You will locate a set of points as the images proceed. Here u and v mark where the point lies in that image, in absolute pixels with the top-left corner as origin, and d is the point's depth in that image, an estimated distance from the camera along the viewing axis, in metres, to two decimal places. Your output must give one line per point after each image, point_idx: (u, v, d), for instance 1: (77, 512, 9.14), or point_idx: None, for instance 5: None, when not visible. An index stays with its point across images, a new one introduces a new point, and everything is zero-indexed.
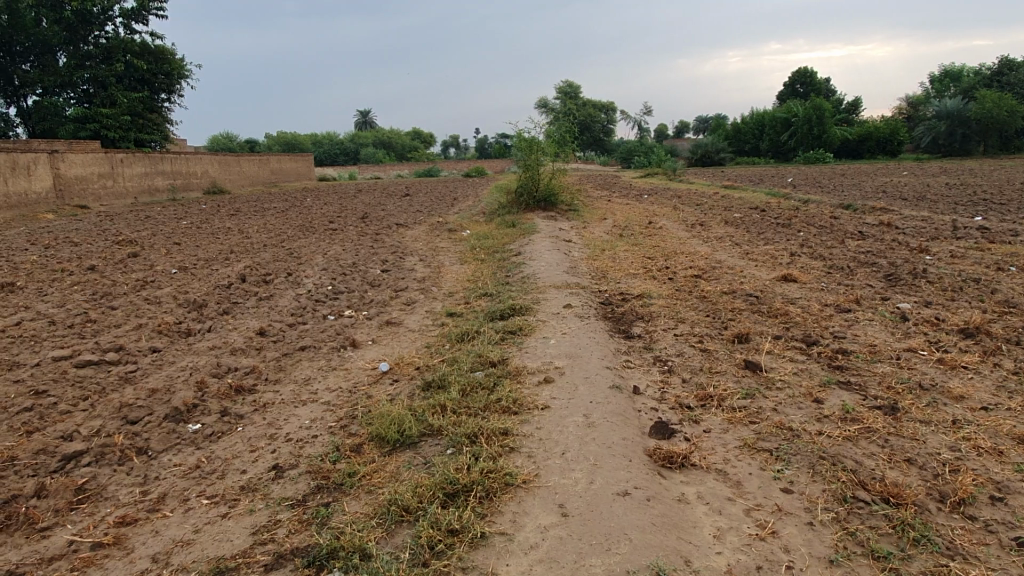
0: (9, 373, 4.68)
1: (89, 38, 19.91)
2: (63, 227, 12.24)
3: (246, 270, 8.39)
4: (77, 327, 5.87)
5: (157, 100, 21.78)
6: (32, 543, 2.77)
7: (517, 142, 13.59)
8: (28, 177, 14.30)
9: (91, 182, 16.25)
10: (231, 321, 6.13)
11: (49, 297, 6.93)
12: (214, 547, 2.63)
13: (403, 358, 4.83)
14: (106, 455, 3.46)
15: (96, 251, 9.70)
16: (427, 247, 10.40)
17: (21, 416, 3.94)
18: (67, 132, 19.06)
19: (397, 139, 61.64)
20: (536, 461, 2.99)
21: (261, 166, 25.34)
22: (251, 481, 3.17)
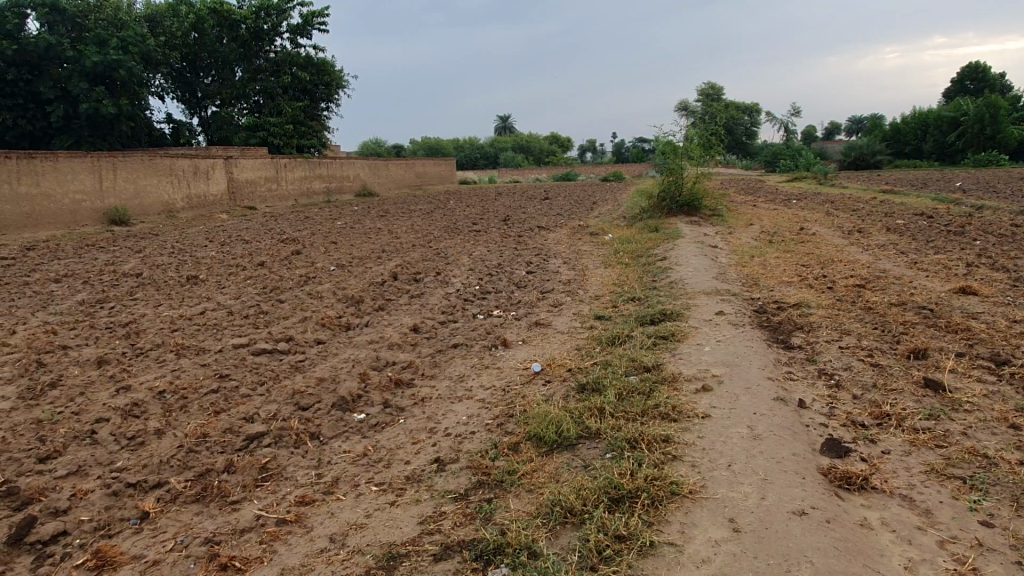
0: (197, 357, 5.15)
1: (261, 53, 21.70)
2: (236, 226, 13.34)
3: (398, 268, 8.77)
4: (251, 317, 6.37)
5: (318, 108, 23.28)
6: (225, 514, 3.02)
7: (661, 145, 13.38)
8: (206, 180, 15.76)
9: (259, 185, 17.63)
10: (386, 317, 6.42)
11: (226, 289, 7.57)
12: (386, 533, 2.75)
13: (554, 359, 4.85)
14: (284, 437, 3.72)
15: (265, 248, 10.50)
16: (569, 250, 10.44)
17: (208, 397, 4.31)
18: (239, 139, 20.83)
19: (536, 143, 62.47)
20: (700, 470, 2.89)
21: (408, 169, 26.44)
22: (416, 472, 3.29)
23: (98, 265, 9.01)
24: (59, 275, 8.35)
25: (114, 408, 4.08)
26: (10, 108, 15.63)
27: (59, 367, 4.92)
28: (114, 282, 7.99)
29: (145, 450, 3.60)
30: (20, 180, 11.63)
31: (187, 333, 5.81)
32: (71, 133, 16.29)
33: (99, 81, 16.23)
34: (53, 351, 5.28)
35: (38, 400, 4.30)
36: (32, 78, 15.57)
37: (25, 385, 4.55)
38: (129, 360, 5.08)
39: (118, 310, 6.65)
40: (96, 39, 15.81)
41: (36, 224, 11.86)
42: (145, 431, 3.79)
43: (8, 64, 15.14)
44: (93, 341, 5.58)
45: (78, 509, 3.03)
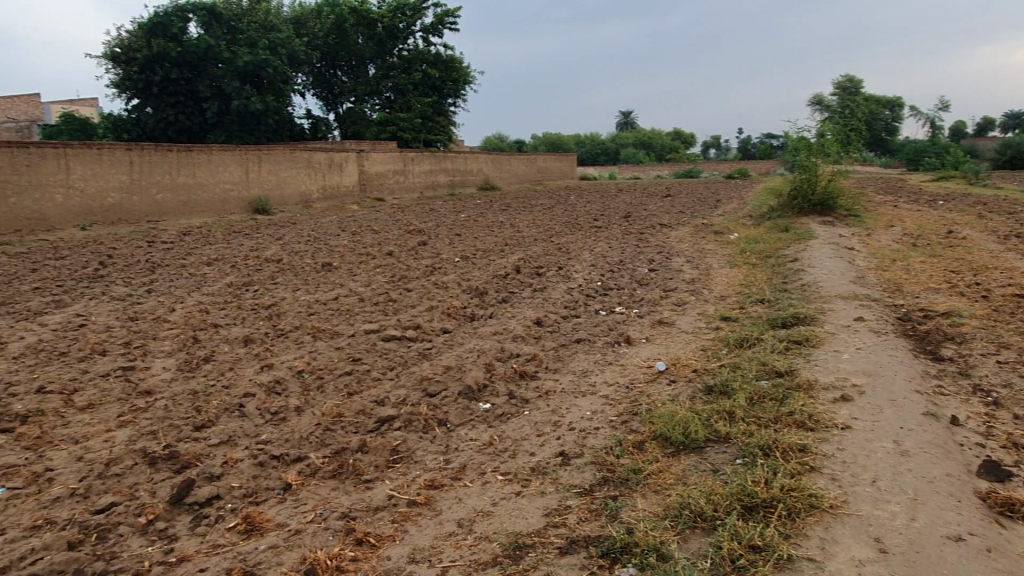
0: (332, 340, 5.43)
1: (394, 51, 22.57)
2: (366, 217, 13.89)
3: (519, 261, 8.84)
4: (381, 304, 6.64)
5: (446, 104, 23.55)
6: (360, 492, 3.21)
7: (793, 141, 12.76)
8: (340, 172, 16.55)
9: (388, 178, 18.30)
10: (509, 309, 6.50)
11: (357, 277, 7.93)
12: (512, 522, 2.82)
13: (679, 359, 4.74)
14: (414, 421, 3.88)
15: (392, 239, 10.88)
16: (692, 249, 10.16)
17: (342, 377, 4.55)
18: (371, 134, 21.73)
19: (658, 139, 61.08)
20: (841, 483, 2.74)
21: (529, 165, 26.59)
22: (540, 464, 3.33)
23: (244, 251, 9.66)
24: (211, 259, 9.02)
25: (259, 384, 4.39)
26: (172, 104, 17.04)
27: (212, 343, 5.35)
28: (258, 267, 8.54)
29: (287, 425, 3.87)
30: (178, 171, 12.69)
31: (323, 317, 6.15)
32: (223, 129, 17.51)
33: (249, 80, 17.40)
34: (206, 329, 5.73)
35: (194, 372, 4.71)
36: (192, 77, 16.90)
37: (183, 358, 4.99)
38: (272, 340, 5.43)
39: (261, 293, 7.11)
40: (248, 40, 17.07)
41: (191, 211, 12.90)
42: (287, 407, 4.07)
43: (172, 65, 16.57)
44: (240, 321, 6.00)
45: (230, 476, 3.32)
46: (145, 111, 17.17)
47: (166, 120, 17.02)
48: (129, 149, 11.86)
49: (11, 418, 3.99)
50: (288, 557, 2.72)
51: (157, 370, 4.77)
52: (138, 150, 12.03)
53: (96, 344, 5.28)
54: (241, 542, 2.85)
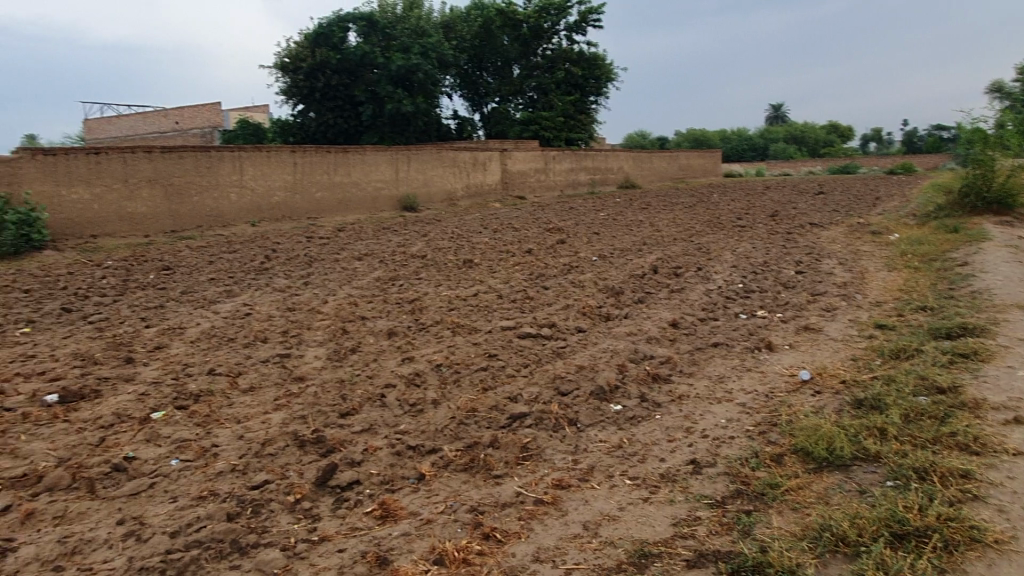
0: (470, 335, 5.58)
1: (538, 51, 22.78)
2: (507, 215, 14.14)
3: (658, 261, 8.67)
4: (518, 301, 6.74)
5: (588, 101, 23.49)
6: (489, 487, 3.28)
7: (968, 133, 11.60)
8: (483, 171, 16.95)
9: (529, 176, 18.54)
10: (646, 310, 6.39)
11: (496, 274, 8.10)
12: (638, 529, 2.78)
13: (826, 368, 4.45)
14: (545, 419, 3.91)
15: (532, 236, 11.01)
16: (846, 250, 9.51)
17: (478, 373, 4.66)
18: (514, 133, 22.09)
19: (812, 133, 57.61)
20: (1010, 516, 2.47)
21: (671, 162, 25.98)
22: (670, 471, 3.25)
23: (392, 247, 10.14)
24: (363, 254, 9.55)
25: (400, 375, 4.60)
26: (332, 109, 18.21)
27: (359, 334, 5.66)
28: (405, 262, 8.94)
29: (424, 417, 4.02)
30: (335, 171, 13.54)
31: (462, 312, 6.33)
32: (377, 130, 18.34)
33: (402, 84, 18.14)
34: (355, 320, 6.08)
35: (343, 361, 5.00)
36: (350, 83, 17.99)
37: (334, 347, 5.32)
38: (414, 333, 5.67)
39: (406, 287, 7.43)
40: (401, 47, 17.88)
41: (346, 208, 13.73)
42: (424, 399, 4.23)
43: (332, 72, 17.75)
44: (385, 313, 6.31)
45: (370, 463, 3.50)
46: (309, 116, 18.44)
47: (327, 124, 18.24)
48: (293, 151, 12.77)
49: (185, 396, 4.42)
50: (418, 545, 2.83)
51: (310, 358, 5.11)
52: (301, 152, 12.94)
53: (259, 332, 5.74)
54: (377, 527, 2.99)
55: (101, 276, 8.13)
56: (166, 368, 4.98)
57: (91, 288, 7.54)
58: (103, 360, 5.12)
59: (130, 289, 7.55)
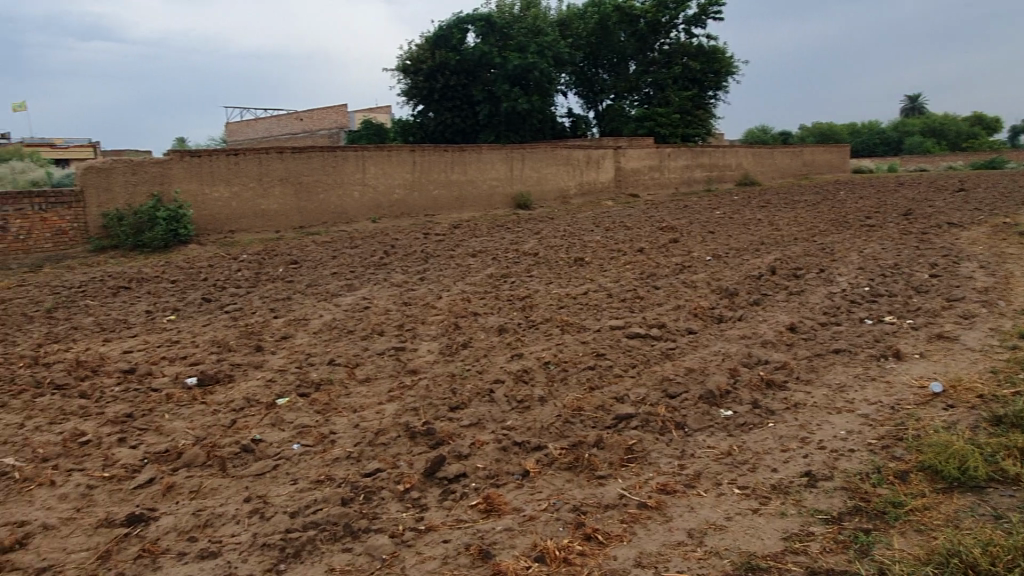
0: (578, 334, 5.57)
1: (655, 46, 22.36)
2: (619, 213, 13.98)
3: (777, 262, 8.31)
4: (628, 301, 6.65)
5: (706, 96, 22.83)
6: (592, 487, 3.27)
7: None
8: (596, 169, 16.85)
9: (643, 174, 18.25)
10: (762, 313, 6.14)
11: (607, 273, 8.03)
12: (746, 541, 2.71)
13: (961, 381, 4.12)
14: (651, 422, 3.85)
15: (644, 235, 10.85)
16: (989, 253, 8.75)
17: (585, 372, 4.65)
18: (628, 130, 21.81)
19: (955, 125, 53.31)
20: None
21: (794, 157, 24.81)
22: (782, 482, 3.13)
23: (505, 244, 10.27)
24: (476, 251, 9.73)
25: (508, 372, 4.66)
26: (450, 109, 18.67)
27: (470, 330, 5.77)
28: (516, 260, 9.04)
29: (530, 414, 4.06)
30: (452, 170, 13.87)
31: (571, 311, 6.33)
32: (493, 129, 18.61)
33: (517, 83, 18.31)
34: (467, 316, 6.21)
35: (454, 356, 5.13)
36: (468, 83, 18.38)
37: (445, 342, 5.46)
38: (523, 330, 5.72)
39: (517, 285, 7.51)
40: (518, 46, 18.06)
41: (461, 206, 14.04)
42: (531, 396, 4.26)
43: (451, 73, 18.19)
44: (496, 310, 6.41)
45: (476, 457, 3.57)
46: (427, 116, 18.99)
47: (445, 123, 18.73)
48: (412, 151, 13.19)
49: (307, 384, 4.68)
50: (520, 541, 2.87)
51: (423, 352, 5.27)
52: (420, 151, 13.34)
53: (376, 325, 5.98)
54: (481, 521, 3.05)
55: (237, 269, 8.73)
56: (291, 357, 5.28)
57: (228, 280, 8.11)
58: (237, 348, 5.50)
59: (262, 281, 8.07)
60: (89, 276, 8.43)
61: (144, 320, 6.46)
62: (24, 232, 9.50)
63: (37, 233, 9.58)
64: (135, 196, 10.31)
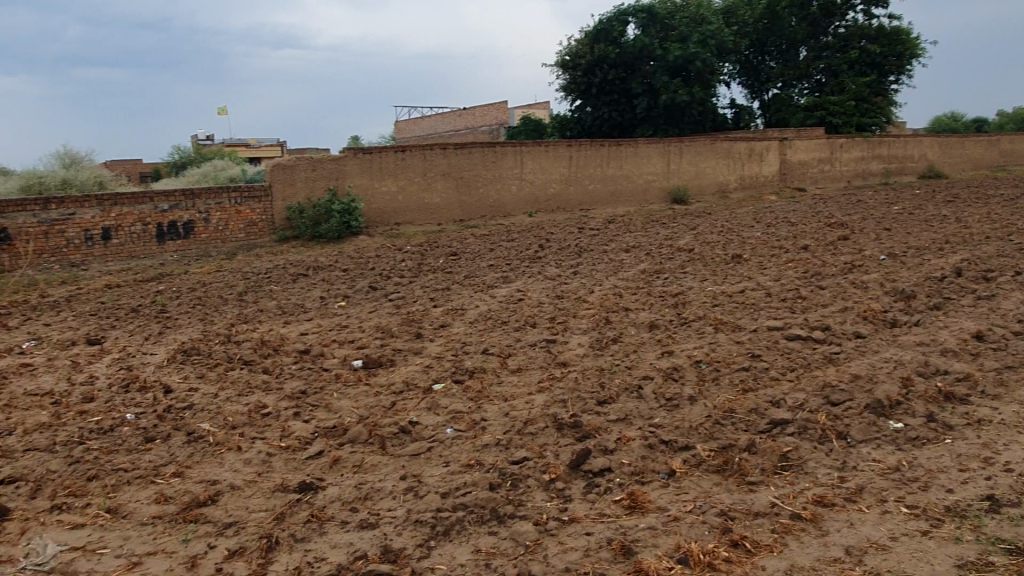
0: (733, 333, 5.38)
1: (829, 30, 20.93)
2: (783, 208, 13.28)
3: (963, 262, 7.54)
4: (789, 301, 6.32)
5: (887, 82, 21.05)
6: (742, 492, 3.17)
7: None
8: (760, 162, 16.08)
9: (811, 167, 17.18)
10: (943, 318, 5.61)
11: (767, 270, 7.67)
12: (912, 565, 2.54)
13: None
14: (809, 429, 3.65)
15: (810, 232, 10.24)
16: None
17: (739, 373, 4.48)
18: (796, 120, 20.60)
19: None
20: None
21: (991, 146, 22.28)
22: (958, 505, 2.87)
23: (660, 240, 10.10)
24: (630, 246, 9.65)
25: (658, 369, 4.60)
26: (608, 103, 18.57)
27: (621, 325, 5.74)
28: (671, 255, 8.86)
29: (679, 413, 3.99)
30: (608, 164, 13.82)
31: (727, 309, 6.12)
32: (651, 122, 18.29)
33: (678, 74, 17.87)
34: (618, 311, 6.19)
35: (603, 351, 5.13)
36: (627, 76, 18.19)
37: (595, 336, 5.48)
38: (675, 328, 5.61)
39: (671, 281, 7.37)
40: (680, 36, 17.63)
41: (616, 200, 13.96)
42: (681, 395, 4.18)
43: (610, 66, 18.10)
44: (648, 306, 6.34)
45: (622, 452, 3.57)
46: (586, 110, 19.04)
47: (602, 117, 18.67)
48: (569, 146, 13.29)
49: (462, 371, 4.88)
50: (664, 541, 2.84)
51: (573, 345, 5.33)
52: (576, 146, 13.42)
53: (529, 317, 6.12)
54: (625, 517, 3.05)
55: (401, 260, 9.25)
56: (448, 344, 5.54)
57: (393, 270, 8.61)
58: (399, 334, 5.84)
59: (424, 271, 8.49)
60: (275, 263, 9.28)
61: (319, 304, 7.03)
62: (222, 223, 10.61)
63: (233, 224, 10.67)
64: (315, 190, 11.19)
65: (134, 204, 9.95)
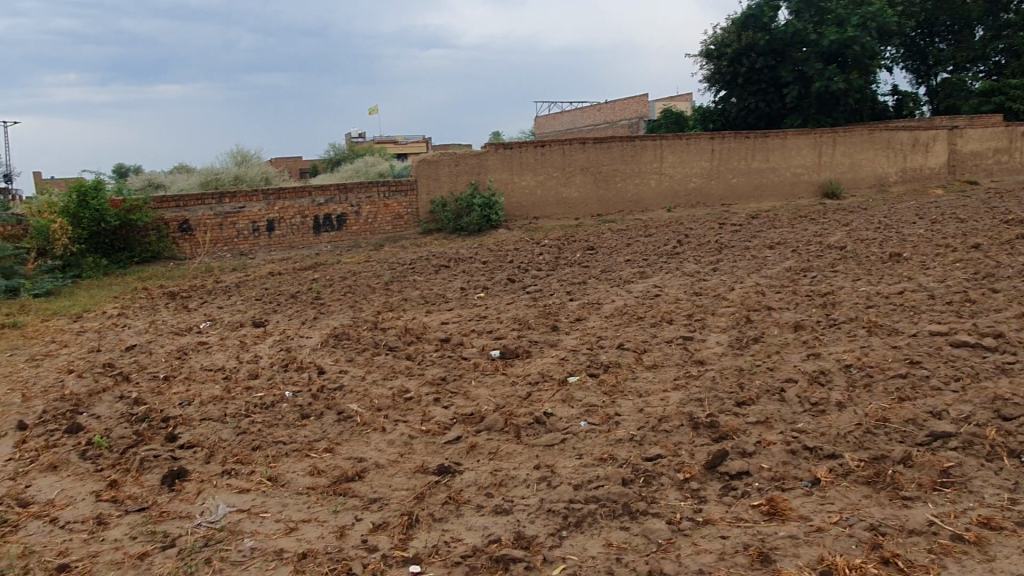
0: (889, 337, 5.02)
1: (1011, 5, 18.87)
2: (951, 203, 12.16)
3: None
4: (955, 304, 5.80)
5: None
6: (895, 507, 2.98)
7: None
8: (925, 153, 14.78)
9: (986, 158, 15.49)
10: None
11: (930, 271, 7.07)
12: None
13: None
14: (975, 445, 3.36)
15: (982, 229, 9.32)
16: None
17: (894, 380, 4.18)
18: (969, 106, 18.77)
19: None
20: None
21: None
22: None
23: (808, 236, 9.58)
24: (775, 242, 9.22)
25: (803, 372, 4.39)
26: (755, 93, 17.81)
27: (763, 325, 5.52)
28: (819, 253, 8.39)
29: (825, 419, 3.79)
30: (753, 157, 13.27)
31: (882, 311, 5.71)
32: (801, 112, 17.30)
33: (833, 60, 16.81)
34: (760, 310, 5.95)
35: (743, 350, 4.96)
36: (776, 64, 17.35)
37: (736, 335, 5.30)
38: (823, 329, 5.31)
39: (819, 280, 6.98)
40: (836, 20, 16.54)
41: (761, 195, 13.39)
42: (827, 400, 3.97)
43: (758, 54, 17.32)
44: (794, 305, 6.04)
45: (761, 456, 3.45)
46: (731, 101, 18.38)
47: (748, 108, 17.94)
48: (712, 138, 12.87)
49: (596, 366, 4.89)
50: (805, 551, 2.73)
51: (712, 344, 5.18)
52: (719, 138, 12.98)
53: (666, 313, 6.02)
54: (763, 523, 2.95)
55: (538, 253, 9.37)
56: (583, 338, 5.56)
57: (531, 263, 8.75)
58: (535, 326, 5.94)
59: (560, 265, 8.55)
60: (418, 254, 9.69)
61: (460, 295, 7.27)
62: (372, 216, 11.21)
63: (381, 217, 11.26)
64: (457, 185, 11.57)
65: (294, 198, 10.73)
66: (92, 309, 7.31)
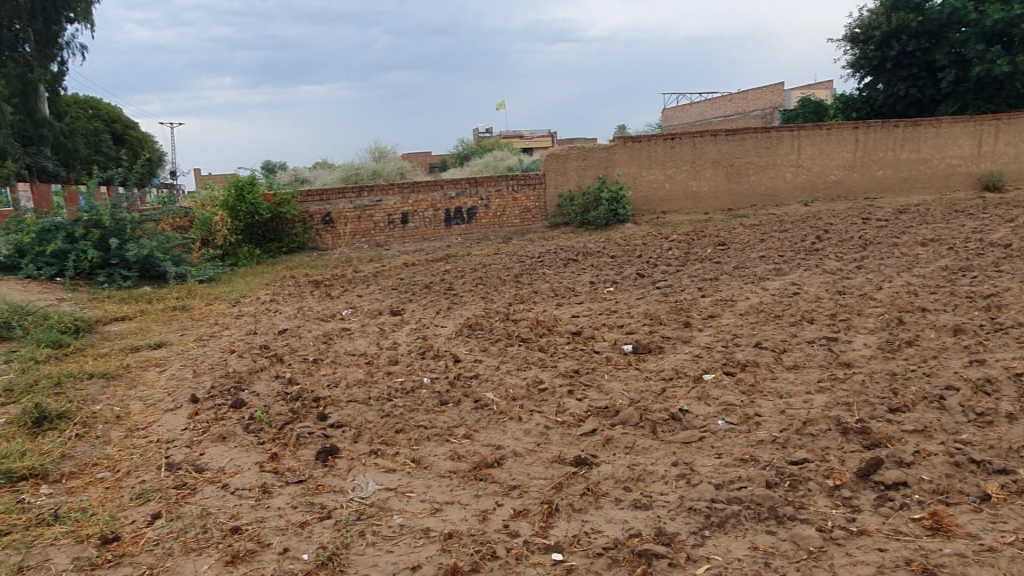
0: None
1: None
2: None
3: None
4: None
5: None
6: None
7: None
8: None
9: None
10: None
11: None
12: None
13: None
14: None
15: None
16: None
17: None
18: None
19: None
20: None
21: None
22: None
23: (965, 233, 8.82)
24: (927, 239, 8.56)
25: (966, 379, 4.05)
26: (904, 78, 16.58)
27: (916, 327, 5.14)
28: (980, 250, 7.71)
29: (994, 431, 3.48)
30: (902, 147, 12.36)
31: None
32: (958, 98, 15.93)
33: (997, 41, 15.35)
34: (912, 311, 5.54)
35: (895, 353, 4.65)
36: (930, 47, 16.07)
37: (886, 337, 4.97)
38: (987, 334, 4.88)
39: (980, 280, 6.41)
40: None
41: (910, 188, 12.48)
42: (996, 411, 3.64)
43: (910, 37, 16.13)
44: (952, 307, 5.58)
45: (922, 467, 3.22)
46: (877, 88, 17.24)
47: (897, 95, 16.73)
48: (856, 127, 12.10)
49: (733, 364, 4.74)
50: (977, 572, 2.53)
51: (859, 345, 4.89)
52: (864, 127, 12.18)
53: (806, 312, 5.74)
54: (926, 538, 2.76)
55: (667, 248, 9.19)
56: (717, 335, 5.40)
57: (660, 258, 8.59)
58: (667, 321, 5.83)
59: (691, 260, 8.35)
60: (545, 248, 9.76)
61: (589, 289, 7.27)
62: (501, 210, 11.40)
63: (510, 210, 11.43)
64: (585, 178, 11.54)
65: (427, 191, 11.09)
66: (247, 295, 7.90)
